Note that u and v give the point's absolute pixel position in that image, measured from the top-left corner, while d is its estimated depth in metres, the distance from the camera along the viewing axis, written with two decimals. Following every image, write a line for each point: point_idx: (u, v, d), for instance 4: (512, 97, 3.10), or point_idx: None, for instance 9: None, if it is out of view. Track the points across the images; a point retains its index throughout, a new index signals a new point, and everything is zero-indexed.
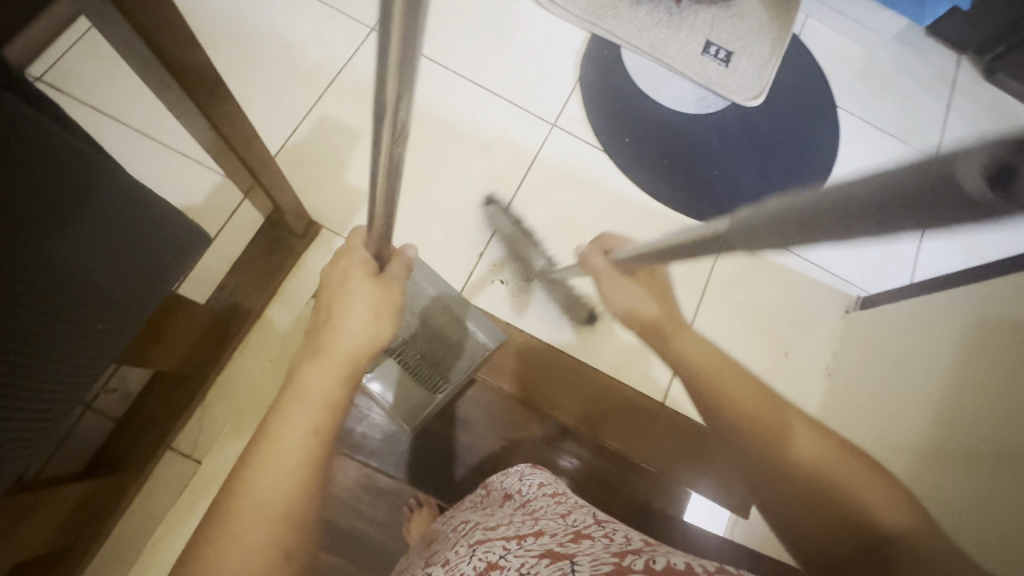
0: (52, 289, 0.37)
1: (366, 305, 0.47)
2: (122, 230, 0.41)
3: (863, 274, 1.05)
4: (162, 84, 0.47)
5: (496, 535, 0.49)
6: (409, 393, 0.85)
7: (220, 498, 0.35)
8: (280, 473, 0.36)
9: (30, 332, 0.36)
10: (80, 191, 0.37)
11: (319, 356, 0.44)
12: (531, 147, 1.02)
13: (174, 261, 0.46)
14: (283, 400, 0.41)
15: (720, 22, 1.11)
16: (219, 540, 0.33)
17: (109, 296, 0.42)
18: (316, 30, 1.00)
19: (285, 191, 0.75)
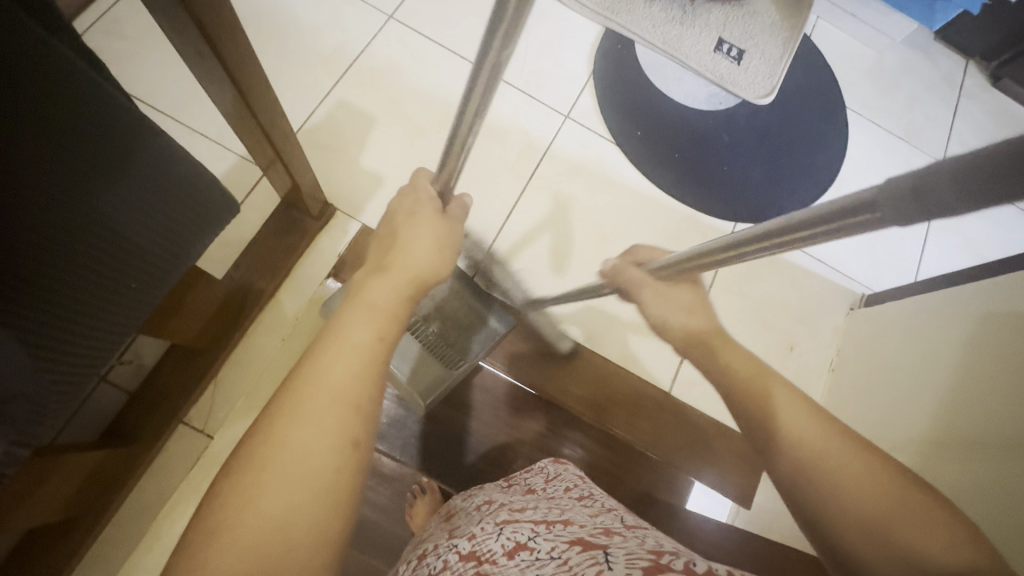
0: (92, 231, 0.37)
1: (430, 237, 0.49)
2: (160, 186, 0.41)
3: (868, 272, 1.06)
4: (197, 53, 0.48)
5: (523, 517, 0.51)
6: (425, 371, 0.83)
7: (289, 383, 0.37)
8: (352, 363, 0.37)
9: (71, 267, 0.37)
10: (123, 147, 0.37)
11: (383, 271, 0.46)
12: (545, 138, 1.03)
13: (205, 220, 0.47)
14: (349, 307, 0.42)
15: (733, 20, 1.09)
16: (293, 415, 0.35)
17: (141, 245, 0.42)
18: (335, 15, 1.01)
19: (304, 169, 0.75)
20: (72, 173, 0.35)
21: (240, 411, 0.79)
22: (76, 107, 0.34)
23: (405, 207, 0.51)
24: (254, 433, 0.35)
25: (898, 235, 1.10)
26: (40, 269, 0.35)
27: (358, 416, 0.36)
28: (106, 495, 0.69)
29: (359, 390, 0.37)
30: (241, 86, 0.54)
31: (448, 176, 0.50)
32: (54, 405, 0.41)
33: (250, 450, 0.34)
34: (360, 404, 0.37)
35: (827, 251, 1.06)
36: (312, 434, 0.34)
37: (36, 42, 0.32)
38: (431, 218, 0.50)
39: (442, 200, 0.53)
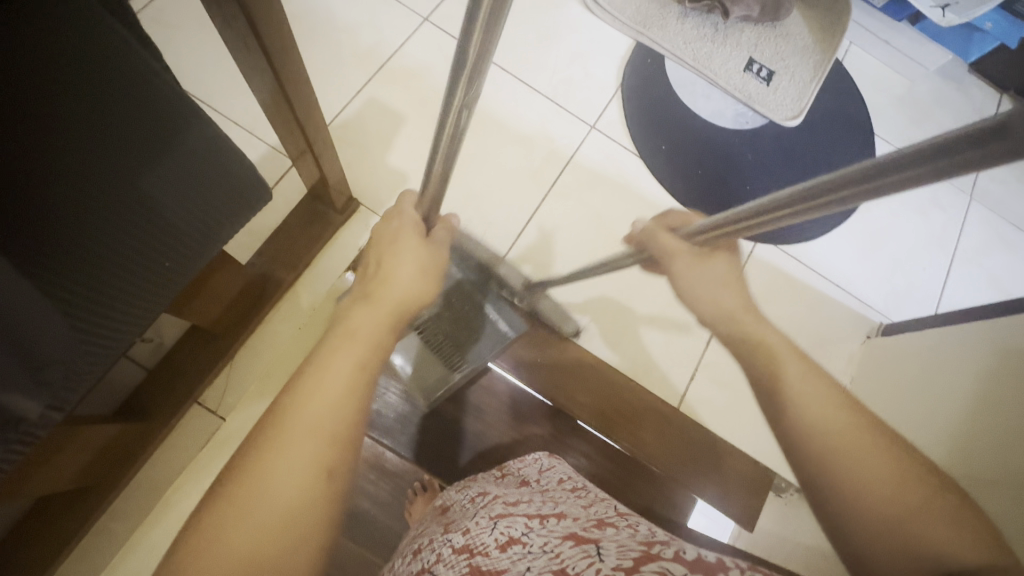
0: (119, 207, 0.38)
1: (413, 262, 0.51)
2: (193, 164, 0.41)
3: (887, 301, 1.05)
4: (242, 43, 0.50)
5: (517, 511, 0.51)
6: (428, 370, 0.86)
7: (270, 416, 0.37)
8: (330, 396, 0.38)
9: (93, 240, 0.37)
10: (162, 124, 0.37)
11: (366, 302, 0.46)
12: (569, 146, 1.04)
13: (232, 202, 0.47)
14: (332, 336, 0.43)
15: (764, 40, 1.11)
16: (271, 451, 0.36)
17: (166, 223, 0.42)
18: (372, 15, 1.03)
19: (332, 162, 0.77)
20: (129, 162, 0.37)
21: (253, 395, 0.81)
22: (143, 104, 0.35)
23: (390, 232, 0.53)
24: (229, 469, 0.36)
25: (920, 266, 1.08)
26: (83, 241, 0.37)
27: (332, 449, 0.37)
28: (121, 469, 0.72)
29: (336, 422, 0.38)
30: (281, 77, 0.55)
31: (432, 201, 0.53)
32: (87, 368, 0.43)
33: (227, 490, 0.34)
34: (336, 437, 0.37)
35: (846, 276, 1.05)
36: (285, 471, 0.35)
37: (119, 44, 0.33)
38: (415, 244, 0.52)
39: (427, 223, 0.56)
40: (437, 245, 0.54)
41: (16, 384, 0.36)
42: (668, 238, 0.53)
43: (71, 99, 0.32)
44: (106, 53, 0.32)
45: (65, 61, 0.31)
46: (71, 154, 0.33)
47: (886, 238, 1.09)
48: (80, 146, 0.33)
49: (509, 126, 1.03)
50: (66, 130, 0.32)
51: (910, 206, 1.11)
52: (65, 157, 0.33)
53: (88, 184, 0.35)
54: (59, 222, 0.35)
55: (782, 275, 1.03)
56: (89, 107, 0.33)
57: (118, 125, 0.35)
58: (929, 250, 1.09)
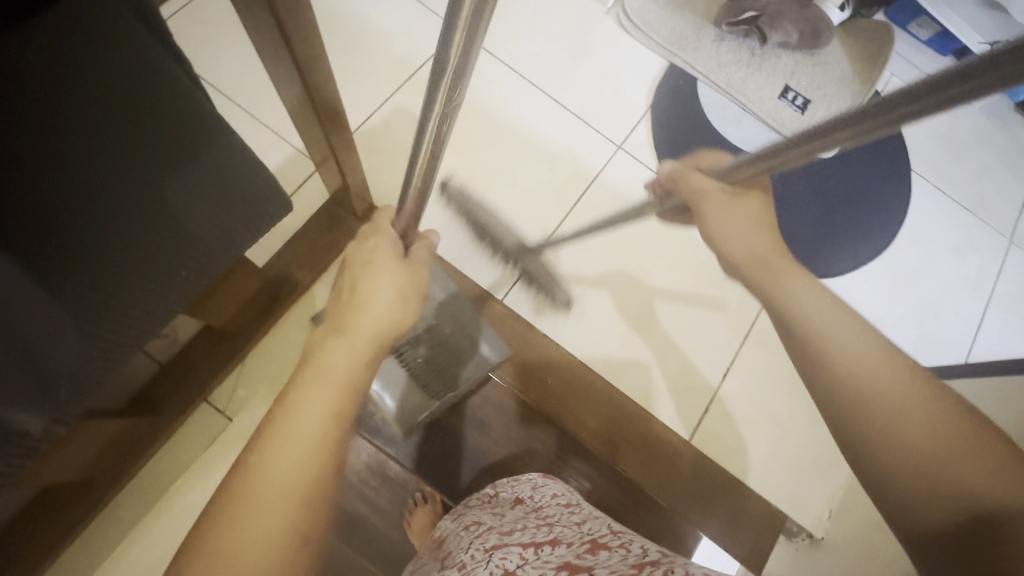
0: (130, 209, 0.37)
1: (391, 287, 0.50)
2: (210, 169, 0.40)
3: (916, 344, 1.01)
4: (275, 52, 0.49)
5: (511, 541, 0.50)
6: (407, 401, 0.83)
7: (236, 475, 0.36)
8: (298, 453, 0.37)
9: (100, 241, 0.36)
10: (179, 129, 0.36)
11: (339, 337, 0.45)
12: (595, 165, 1.03)
13: (249, 207, 0.46)
14: (303, 380, 0.42)
15: (802, 67, 1.09)
16: (238, 518, 0.35)
17: (178, 225, 0.41)
18: (406, 23, 1.03)
19: (355, 169, 0.77)
20: (152, 174, 0.37)
21: (263, 397, 0.81)
22: (172, 120, 0.35)
23: (365, 252, 0.53)
24: (189, 543, 0.34)
25: (951, 309, 1.04)
26: (91, 242, 0.36)
27: (300, 513, 0.36)
28: (124, 466, 0.72)
29: (304, 480, 0.37)
30: (309, 86, 0.55)
31: (409, 217, 0.53)
32: (98, 374, 0.44)
33: (182, 572, 0.33)
34: (306, 498, 0.37)
35: (873, 316, 1.02)
36: (251, 540, 0.34)
37: (148, 54, 0.32)
38: (394, 264, 0.52)
39: (405, 242, 0.57)
40: (418, 265, 0.54)
41: (21, 395, 0.36)
42: (700, 179, 0.59)
43: (103, 115, 0.32)
44: (141, 70, 0.32)
45: (102, 79, 0.30)
46: (97, 168, 0.33)
47: (917, 278, 1.05)
48: (102, 153, 0.33)
49: (534, 142, 1.02)
50: (94, 145, 0.32)
51: (946, 246, 1.07)
52: (91, 171, 0.33)
53: (109, 195, 0.35)
54: (79, 232, 0.35)
55: None
56: (120, 122, 0.33)
57: (145, 139, 0.35)
58: (962, 293, 1.05)
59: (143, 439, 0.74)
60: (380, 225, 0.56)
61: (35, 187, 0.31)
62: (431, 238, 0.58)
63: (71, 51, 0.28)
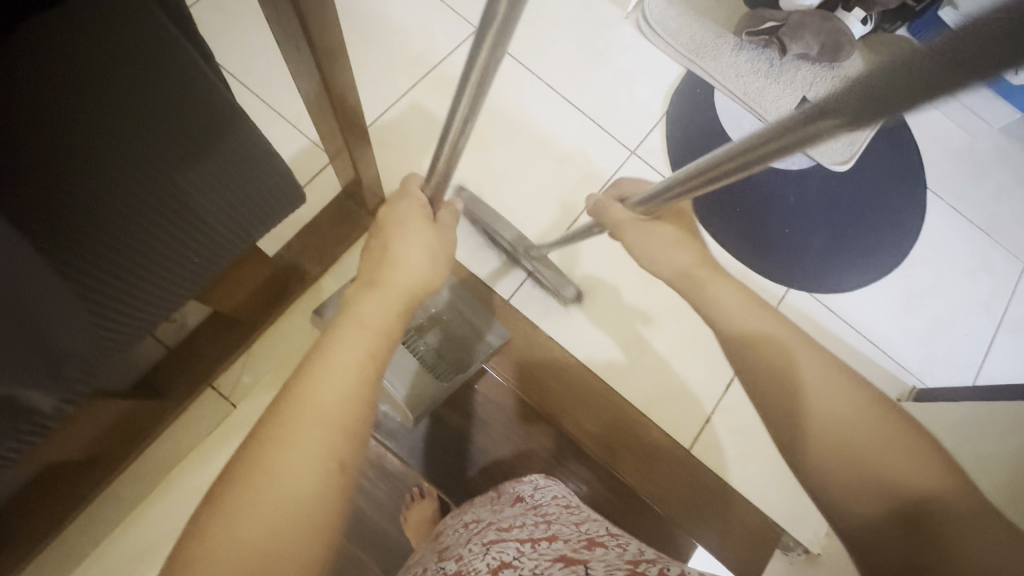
0: (145, 193, 0.37)
1: (421, 246, 0.50)
2: (226, 157, 0.41)
3: (924, 364, 1.00)
4: (297, 44, 0.50)
5: (511, 535, 0.51)
6: (416, 386, 0.81)
7: (274, 408, 0.37)
8: (340, 383, 0.39)
9: (114, 222, 0.37)
10: (200, 119, 0.36)
11: (374, 286, 0.47)
12: (607, 170, 1.02)
13: (261, 196, 0.46)
14: (340, 321, 0.43)
15: (820, 80, 1.10)
16: (280, 437, 0.36)
17: (193, 211, 0.42)
18: (425, 20, 1.04)
19: (369, 163, 0.77)
20: (167, 157, 0.37)
21: (268, 384, 0.82)
22: (191, 106, 0.35)
23: (396, 216, 0.53)
24: (237, 464, 0.35)
25: (961, 330, 1.03)
26: (104, 224, 0.36)
27: (342, 441, 0.37)
28: (129, 445, 0.73)
29: (345, 412, 0.38)
30: (328, 80, 0.55)
31: (438, 181, 0.52)
32: (106, 354, 0.44)
33: (228, 494, 0.34)
34: (347, 427, 0.37)
35: (881, 333, 1.01)
36: (296, 463, 0.35)
37: (175, 46, 0.32)
38: (421, 227, 0.52)
39: (432, 207, 0.55)
40: (445, 230, 0.54)
41: (28, 373, 0.36)
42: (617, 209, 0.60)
43: (119, 95, 0.31)
44: (163, 56, 0.32)
45: (124, 64, 0.30)
46: (111, 149, 0.33)
47: (927, 298, 1.04)
48: (120, 138, 0.33)
49: (547, 143, 1.02)
50: (110, 126, 0.32)
51: (958, 266, 1.06)
52: (105, 151, 0.33)
53: (122, 176, 0.35)
54: (89, 211, 0.35)
55: (813, 325, 0.99)
56: (138, 106, 0.32)
57: (163, 123, 0.35)
58: (973, 314, 1.04)
59: (149, 421, 0.75)
60: (409, 188, 0.55)
61: (46, 165, 0.31)
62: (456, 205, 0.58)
63: (93, 37, 0.28)
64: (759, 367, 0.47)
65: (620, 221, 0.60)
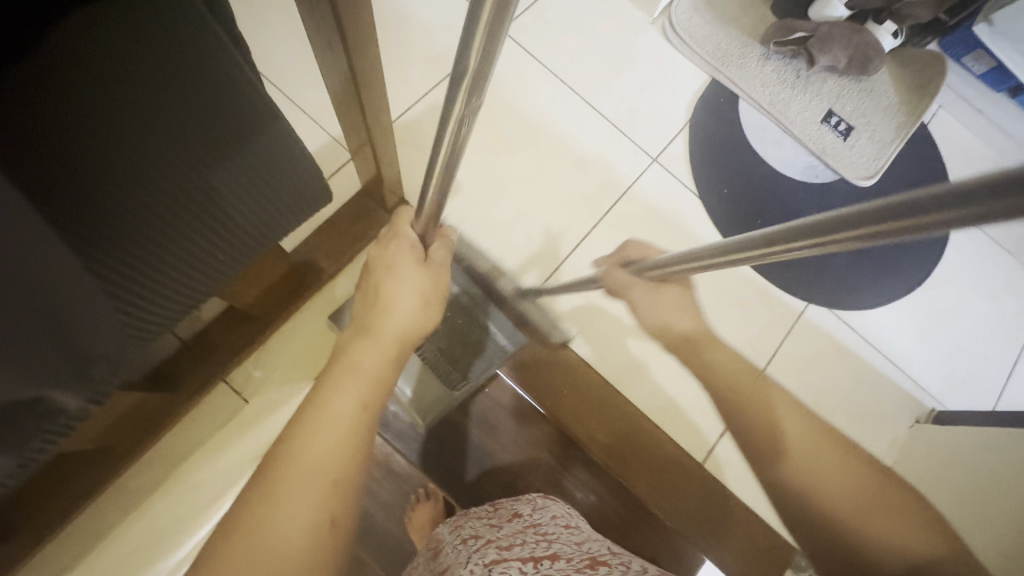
0: (177, 192, 0.37)
1: (414, 290, 0.52)
2: (259, 157, 0.40)
3: (943, 387, 0.98)
4: (329, 42, 0.49)
5: (511, 555, 0.50)
6: (430, 394, 0.82)
7: (269, 465, 0.39)
8: (333, 438, 0.40)
9: (144, 222, 0.36)
10: (235, 117, 0.36)
11: (368, 333, 0.49)
12: (628, 176, 1.01)
13: (289, 194, 0.46)
14: (335, 371, 0.45)
15: (847, 93, 1.08)
16: (273, 496, 0.37)
17: (223, 210, 0.41)
18: (450, 19, 1.03)
19: (390, 162, 0.76)
20: (197, 152, 0.36)
21: (279, 380, 0.82)
22: (221, 99, 0.34)
23: (387, 257, 0.54)
24: (232, 520, 0.36)
25: (982, 354, 1.01)
26: (134, 223, 0.36)
27: (334, 496, 0.38)
28: (141, 438, 0.74)
29: (337, 467, 0.39)
30: (358, 80, 0.54)
31: (428, 219, 0.51)
32: (130, 352, 0.44)
33: (225, 538, 0.35)
34: (339, 480, 0.39)
35: (901, 354, 0.99)
36: (291, 515, 0.36)
37: (214, 48, 0.31)
38: (412, 268, 0.52)
39: (422, 243, 0.55)
40: (439, 266, 0.55)
41: (60, 375, 0.36)
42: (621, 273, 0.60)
43: (155, 95, 0.31)
44: (201, 56, 0.31)
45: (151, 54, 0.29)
46: (141, 144, 0.32)
47: (949, 319, 1.02)
48: (155, 137, 0.33)
49: (567, 147, 1.01)
50: (140, 120, 0.31)
51: (982, 289, 1.04)
52: (132, 144, 0.32)
53: (152, 171, 0.34)
54: (117, 206, 0.34)
55: (832, 342, 0.98)
56: (168, 98, 0.31)
57: (193, 116, 0.33)
58: (995, 338, 1.02)
59: (160, 414, 0.75)
60: (400, 228, 0.55)
61: (81, 163, 0.30)
62: (449, 236, 0.58)
63: (116, 24, 0.27)
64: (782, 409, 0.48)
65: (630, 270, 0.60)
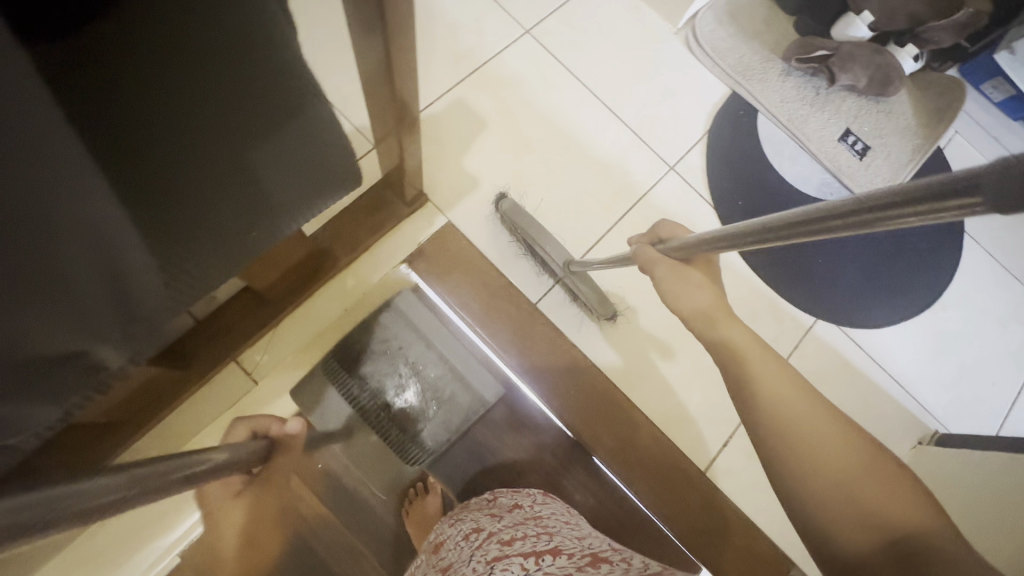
0: (219, 164, 0.37)
1: None
2: (297, 132, 0.40)
3: (947, 410, 0.99)
4: (368, 28, 0.49)
5: (512, 549, 0.50)
6: (382, 466, 0.84)
7: None
8: None
9: (188, 192, 0.37)
10: (278, 89, 0.36)
11: None
12: (645, 183, 1.02)
13: (323, 170, 0.46)
14: None
15: (865, 113, 1.09)
16: None
17: (260, 183, 0.42)
18: (477, 18, 1.04)
19: (413, 154, 0.77)
20: (238, 124, 0.36)
21: (290, 364, 0.83)
22: (262, 68, 0.34)
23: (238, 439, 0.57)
24: None
25: (988, 380, 1.01)
26: (181, 192, 0.36)
27: None
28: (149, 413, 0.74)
29: None
30: (393, 70, 0.55)
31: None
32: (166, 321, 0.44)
33: None
34: None
35: (907, 374, 0.99)
36: None
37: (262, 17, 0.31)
38: None
39: None
40: None
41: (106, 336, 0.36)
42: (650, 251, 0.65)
43: (206, 63, 0.31)
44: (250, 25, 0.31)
45: (204, 32, 0.29)
46: (188, 113, 0.32)
47: (957, 342, 1.02)
48: (204, 107, 0.33)
49: (586, 150, 1.02)
50: (190, 88, 0.31)
51: (991, 315, 1.04)
52: (181, 113, 0.32)
53: (202, 150, 0.35)
54: (162, 175, 0.34)
55: (839, 358, 0.98)
56: (216, 66, 0.31)
57: (238, 90, 0.34)
58: (1002, 365, 1.02)
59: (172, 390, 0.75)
60: None
61: (136, 131, 0.30)
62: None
63: None
64: (794, 416, 0.48)
65: (655, 264, 0.63)
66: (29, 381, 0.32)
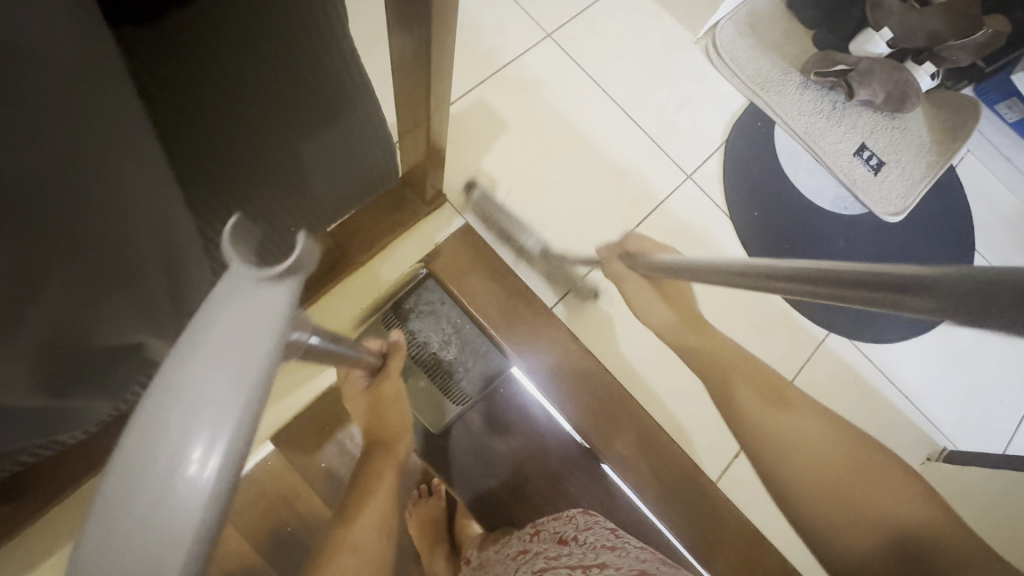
0: (266, 150, 0.39)
1: None
2: (337, 123, 0.42)
3: (955, 427, 0.99)
4: (411, 19, 0.48)
5: (558, 564, 0.54)
6: (429, 407, 0.87)
7: None
8: None
9: (239, 175, 0.39)
10: (316, 75, 0.38)
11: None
12: (662, 190, 1.02)
13: (367, 159, 0.48)
14: None
15: (881, 128, 1.10)
16: None
17: (306, 172, 0.44)
18: (499, 19, 1.04)
19: (436, 154, 0.76)
20: (281, 111, 0.38)
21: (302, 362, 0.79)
22: (298, 53, 0.35)
23: None
24: None
25: (996, 398, 1.01)
26: (230, 172, 0.39)
27: None
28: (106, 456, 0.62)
29: None
30: (430, 67, 0.54)
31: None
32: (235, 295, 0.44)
33: None
34: None
35: (916, 389, 1.00)
36: None
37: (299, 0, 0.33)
38: None
39: None
40: None
41: (155, 326, 0.37)
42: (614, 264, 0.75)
43: (246, 47, 0.33)
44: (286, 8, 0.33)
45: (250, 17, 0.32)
46: (233, 94, 0.35)
47: (966, 358, 1.03)
48: (249, 90, 0.35)
49: (604, 154, 1.02)
50: (231, 68, 0.33)
51: (1000, 334, 1.05)
52: (227, 94, 0.34)
53: (258, 137, 0.38)
54: (212, 155, 0.37)
55: (850, 372, 0.99)
56: (259, 52, 0.34)
57: (279, 75, 0.36)
58: (1010, 383, 1.03)
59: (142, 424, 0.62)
60: None
61: (185, 106, 0.33)
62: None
63: None
64: None
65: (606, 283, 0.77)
66: (82, 379, 0.34)
